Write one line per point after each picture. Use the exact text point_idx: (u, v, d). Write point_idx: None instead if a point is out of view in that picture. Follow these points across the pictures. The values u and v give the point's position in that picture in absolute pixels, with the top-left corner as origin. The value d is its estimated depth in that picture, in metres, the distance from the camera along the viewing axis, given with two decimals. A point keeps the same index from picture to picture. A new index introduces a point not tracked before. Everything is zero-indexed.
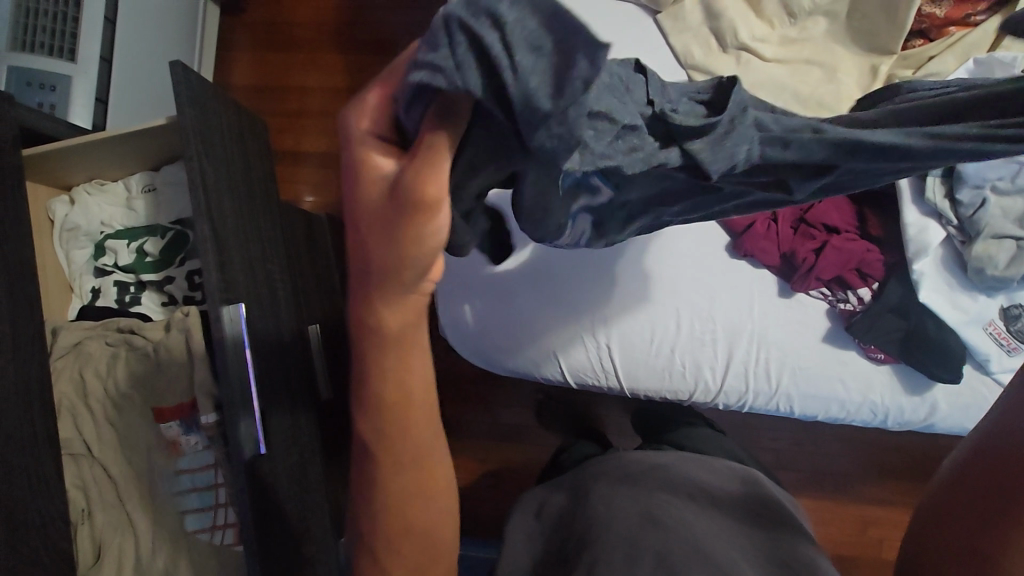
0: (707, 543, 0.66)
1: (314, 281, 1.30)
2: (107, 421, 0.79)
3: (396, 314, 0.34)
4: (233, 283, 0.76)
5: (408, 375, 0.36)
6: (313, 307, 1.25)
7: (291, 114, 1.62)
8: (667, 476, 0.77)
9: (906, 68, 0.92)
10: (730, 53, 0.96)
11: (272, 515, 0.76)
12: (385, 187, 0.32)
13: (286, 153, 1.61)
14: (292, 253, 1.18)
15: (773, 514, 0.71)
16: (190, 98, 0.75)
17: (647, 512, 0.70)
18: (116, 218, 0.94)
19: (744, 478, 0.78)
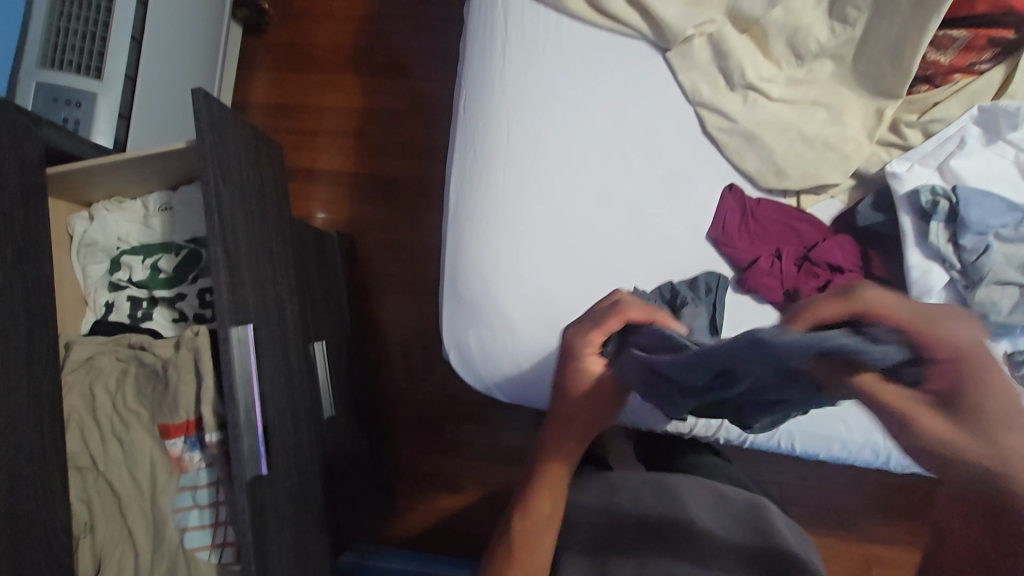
0: None
1: (322, 297, 1.32)
2: (114, 437, 0.80)
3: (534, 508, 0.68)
4: (242, 305, 0.77)
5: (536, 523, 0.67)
6: (320, 325, 1.27)
7: (307, 133, 1.66)
8: (673, 510, 0.77)
9: (911, 112, 0.93)
10: (737, 92, 0.99)
11: (271, 537, 0.77)
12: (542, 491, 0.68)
13: (301, 171, 1.64)
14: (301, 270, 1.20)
15: (782, 559, 0.71)
16: (210, 124, 0.77)
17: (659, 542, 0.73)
18: (132, 234, 0.97)
19: (751, 511, 0.78)
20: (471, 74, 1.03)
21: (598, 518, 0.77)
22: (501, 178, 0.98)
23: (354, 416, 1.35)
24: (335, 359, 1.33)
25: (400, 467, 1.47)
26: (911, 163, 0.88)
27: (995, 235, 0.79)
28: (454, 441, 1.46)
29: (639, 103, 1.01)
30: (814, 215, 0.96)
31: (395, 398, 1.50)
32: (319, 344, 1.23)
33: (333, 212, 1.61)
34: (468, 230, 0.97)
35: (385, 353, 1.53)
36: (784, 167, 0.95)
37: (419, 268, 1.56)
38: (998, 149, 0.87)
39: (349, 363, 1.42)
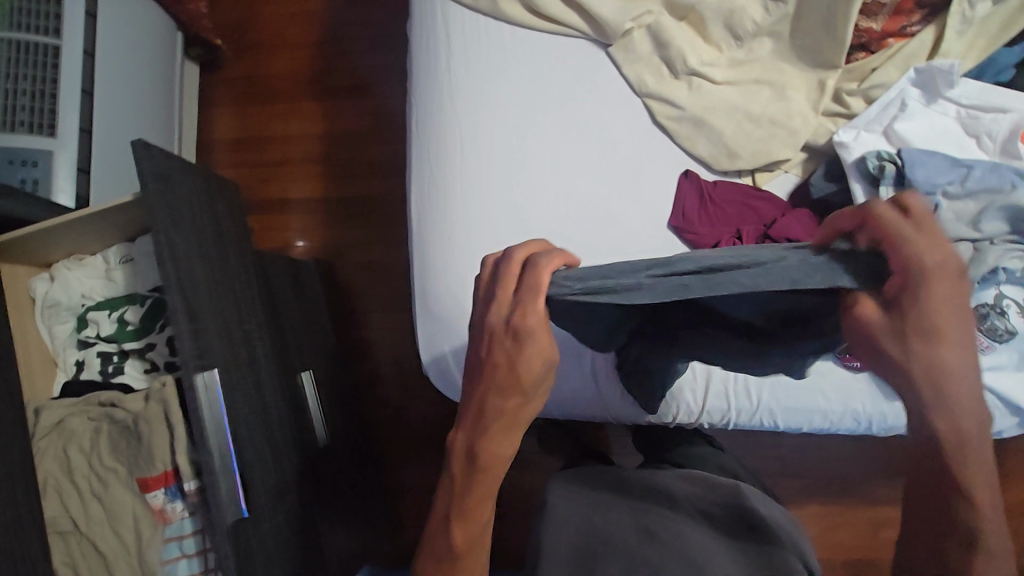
0: (703, 558, 0.70)
1: (303, 325, 1.32)
2: (94, 496, 0.80)
3: (462, 531, 0.54)
4: (207, 349, 0.77)
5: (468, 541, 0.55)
6: (303, 353, 1.27)
7: (275, 163, 1.66)
8: (659, 497, 0.80)
9: (851, 81, 0.94)
10: (681, 79, 0.99)
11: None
12: (472, 506, 0.54)
13: (270, 202, 1.64)
14: (276, 302, 1.20)
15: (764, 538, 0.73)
16: (155, 173, 0.77)
17: (647, 529, 0.75)
18: (96, 289, 0.96)
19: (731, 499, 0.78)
20: (419, 89, 1.04)
21: (584, 519, 0.78)
22: (458, 190, 0.98)
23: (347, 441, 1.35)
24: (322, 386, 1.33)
25: (402, 486, 1.47)
26: (857, 131, 0.88)
27: (942, 193, 0.80)
28: None
29: (589, 99, 1.02)
30: (771, 192, 0.96)
31: (389, 418, 1.50)
32: (305, 374, 1.22)
33: (306, 239, 1.61)
34: (432, 245, 0.97)
35: (374, 374, 1.52)
36: (735, 147, 0.95)
37: (397, 288, 1.56)
38: (940, 108, 0.88)
39: (338, 388, 1.42)
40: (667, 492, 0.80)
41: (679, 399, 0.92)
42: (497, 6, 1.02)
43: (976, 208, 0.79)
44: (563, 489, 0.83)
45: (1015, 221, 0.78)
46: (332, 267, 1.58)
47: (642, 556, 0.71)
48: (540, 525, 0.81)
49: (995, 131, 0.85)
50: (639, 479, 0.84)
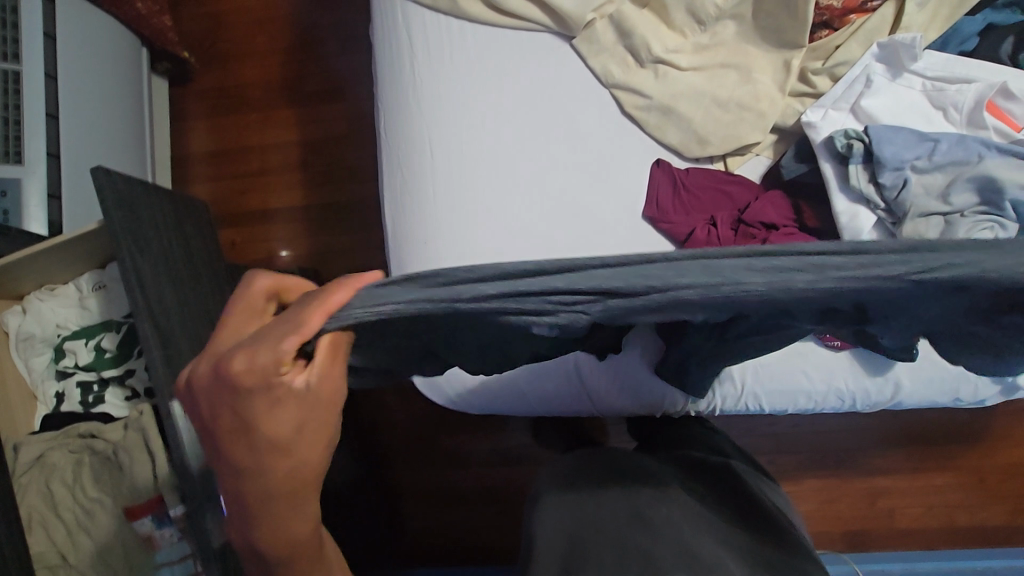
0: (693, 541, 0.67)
1: None
2: (80, 528, 0.79)
3: None
4: (182, 376, 0.77)
5: None
6: None
7: (253, 174, 1.64)
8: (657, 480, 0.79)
9: (816, 60, 0.94)
10: (647, 67, 0.99)
11: None
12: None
13: (250, 214, 1.62)
14: None
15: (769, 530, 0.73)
16: (116, 200, 0.76)
17: (636, 512, 0.73)
18: (70, 319, 0.95)
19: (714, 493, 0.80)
20: (387, 92, 1.03)
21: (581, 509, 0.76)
22: (429, 193, 0.97)
23: None
24: None
25: None
26: (824, 110, 0.87)
27: (911, 168, 0.79)
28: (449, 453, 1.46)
29: (558, 93, 1.01)
30: (743, 176, 0.96)
31: None
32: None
33: (288, 248, 1.59)
34: (408, 250, 0.97)
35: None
36: (705, 133, 0.94)
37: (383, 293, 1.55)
38: (905, 81, 0.88)
39: None
40: (654, 476, 0.79)
41: (664, 395, 0.93)
42: (457, 4, 1.01)
43: (944, 180, 0.78)
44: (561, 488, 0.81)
45: (984, 190, 0.76)
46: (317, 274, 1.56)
47: (632, 540, 0.68)
48: (538, 520, 0.79)
49: (961, 102, 0.84)
50: (630, 466, 0.82)
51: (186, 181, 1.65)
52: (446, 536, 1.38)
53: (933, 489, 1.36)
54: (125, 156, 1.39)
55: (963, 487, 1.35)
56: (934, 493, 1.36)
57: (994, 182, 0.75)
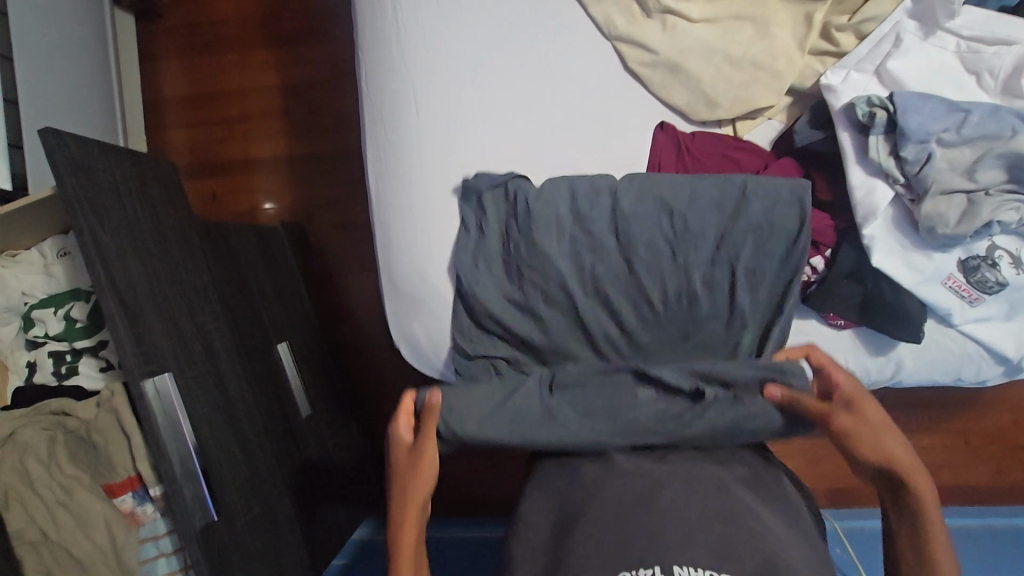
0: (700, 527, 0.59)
1: (273, 293, 1.27)
2: (59, 504, 0.77)
3: None
4: (155, 353, 0.73)
5: None
6: (279, 326, 1.23)
7: (233, 122, 1.54)
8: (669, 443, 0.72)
9: (842, 13, 0.84)
10: (655, 18, 0.89)
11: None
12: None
13: (233, 163, 1.53)
14: (242, 277, 1.14)
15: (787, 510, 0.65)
16: (70, 165, 0.69)
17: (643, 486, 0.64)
18: (36, 286, 0.90)
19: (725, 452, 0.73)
20: (369, 40, 0.93)
21: (603, 487, 0.66)
22: (416, 156, 0.90)
23: (336, 406, 1.34)
24: (301, 357, 1.28)
25: None
26: (846, 71, 0.80)
27: (936, 141, 0.72)
28: None
29: (554, 47, 0.92)
30: (753, 142, 0.89)
31: (379, 378, 1.48)
32: (283, 347, 1.21)
33: (274, 204, 1.52)
34: (393, 218, 0.91)
35: (361, 338, 1.49)
36: (714, 95, 0.87)
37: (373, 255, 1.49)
38: (938, 41, 0.79)
39: (319, 353, 1.38)
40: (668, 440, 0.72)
41: None
42: None
43: (972, 156, 0.72)
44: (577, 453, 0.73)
45: (1013, 168, 0.71)
46: (304, 230, 1.49)
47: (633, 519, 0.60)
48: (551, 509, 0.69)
49: (998, 67, 0.76)
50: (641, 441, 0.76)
51: (161, 129, 1.55)
52: (435, 493, 1.38)
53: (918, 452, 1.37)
54: (93, 100, 1.29)
55: (949, 451, 1.36)
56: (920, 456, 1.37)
57: None
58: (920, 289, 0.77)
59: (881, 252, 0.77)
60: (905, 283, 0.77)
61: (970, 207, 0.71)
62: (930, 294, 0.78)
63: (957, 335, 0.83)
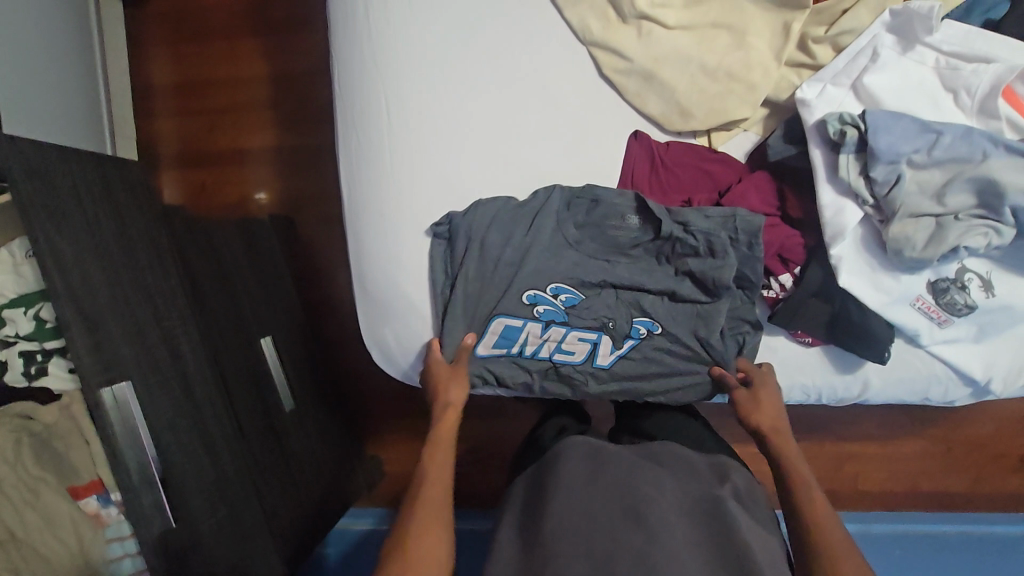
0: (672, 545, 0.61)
1: (258, 287, 1.26)
2: (27, 507, 0.76)
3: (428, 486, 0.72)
4: (114, 360, 0.73)
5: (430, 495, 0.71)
6: (262, 319, 1.23)
7: (226, 110, 1.52)
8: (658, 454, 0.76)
9: (820, 24, 0.82)
10: (630, 23, 0.87)
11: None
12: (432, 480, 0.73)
13: (224, 154, 1.52)
14: (224, 272, 1.14)
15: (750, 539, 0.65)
16: (26, 170, 0.69)
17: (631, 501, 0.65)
18: (6, 286, 0.90)
19: (716, 476, 0.74)
20: (344, 37, 0.92)
21: (594, 478, 0.69)
22: (387, 161, 0.89)
23: (320, 401, 1.35)
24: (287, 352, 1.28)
25: (378, 437, 1.49)
26: (822, 85, 0.78)
27: (906, 162, 0.71)
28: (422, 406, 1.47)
29: (531, 50, 0.91)
30: (727, 154, 0.88)
31: (366, 370, 1.49)
32: (266, 341, 1.21)
33: (266, 191, 1.51)
34: (364, 223, 0.91)
35: (346, 331, 1.49)
36: (689, 105, 0.85)
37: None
38: (917, 56, 0.77)
39: (305, 347, 1.38)
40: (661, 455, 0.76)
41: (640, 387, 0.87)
42: None
43: (942, 179, 0.70)
44: (567, 441, 0.75)
45: (982, 193, 0.70)
46: (291, 220, 1.49)
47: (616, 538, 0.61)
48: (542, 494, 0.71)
49: (975, 85, 0.74)
50: (634, 450, 0.77)
51: (150, 114, 1.53)
52: None
53: (903, 457, 1.37)
54: (80, 85, 1.24)
55: (928, 458, 1.36)
56: (898, 462, 1.37)
57: (995, 185, 0.68)
58: (888, 310, 0.77)
59: (848, 272, 0.76)
60: (872, 305, 0.76)
61: (938, 231, 0.70)
62: (899, 316, 0.78)
63: (925, 355, 0.83)
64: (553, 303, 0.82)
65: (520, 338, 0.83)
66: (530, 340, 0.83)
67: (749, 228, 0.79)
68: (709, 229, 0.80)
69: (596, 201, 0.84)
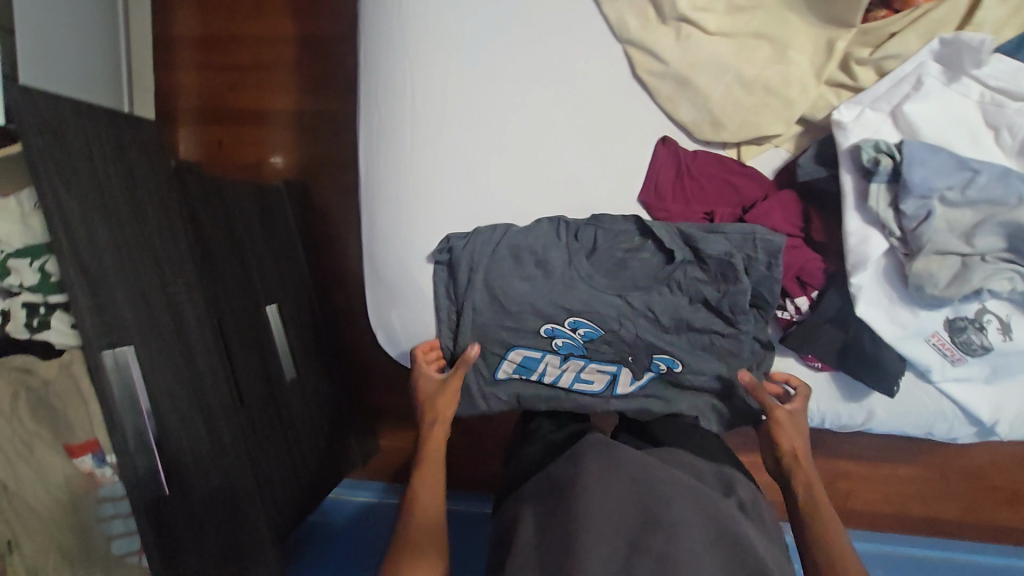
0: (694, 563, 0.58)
1: (269, 253, 1.25)
2: (22, 461, 0.77)
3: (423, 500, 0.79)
4: (118, 324, 0.73)
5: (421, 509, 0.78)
6: (269, 287, 1.22)
7: (251, 66, 1.49)
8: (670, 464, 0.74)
9: (865, 46, 0.79)
10: (669, 25, 0.84)
11: (177, 548, 0.77)
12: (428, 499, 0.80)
13: (243, 113, 1.50)
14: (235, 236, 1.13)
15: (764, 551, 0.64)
16: (38, 125, 0.68)
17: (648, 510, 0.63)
18: (13, 235, 0.89)
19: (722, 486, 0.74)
20: (375, 8, 0.89)
21: (614, 479, 0.66)
22: (407, 143, 0.88)
23: (324, 373, 1.34)
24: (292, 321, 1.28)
25: (375, 413, 1.50)
26: (860, 108, 0.76)
27: (939, 198, 0.69)
28: None
29: (566, 41, 0.88)
30: (755, 169, 0.86)
31: (370, 345, 1.49)
32: (271, 308, 1.20)
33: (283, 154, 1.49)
34: (378, 203, 0.90)
35: (353, 304, 1.49)
36: (721, 116, 0.83)
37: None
38: (961, 88, 0.75)
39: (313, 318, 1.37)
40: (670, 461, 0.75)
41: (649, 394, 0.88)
42: None
43: (973, 219, 0.69)
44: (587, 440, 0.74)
45: (1012, 238, 0.69)
46: (308, 184, 1.47)
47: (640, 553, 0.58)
48: (554, 485, 0.69)
49: (1018, 124, 0.72)
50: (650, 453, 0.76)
51: (172, 67, 1.49)
52: None
53: (899, 479, 1.37)
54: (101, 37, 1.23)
55: (922, 482, 1.37)
56: (892, 483, 1.38)
57: None
58: (901, 344, 0.76)
59: (866, 303, 0.75)
60: (887, 337, 0.76)
61: (963, 271, 0.69)
62: (912, 350, 0.77)
63: (934, 391, 0.82)
64: (572, 336, 0.84)
65: (539, 367, 0.87)
66: (550, 368, 0.87)
67: (769, 249, 0.78)
68: (729, 250, 0.80)
69: (599, 230, 0.84)
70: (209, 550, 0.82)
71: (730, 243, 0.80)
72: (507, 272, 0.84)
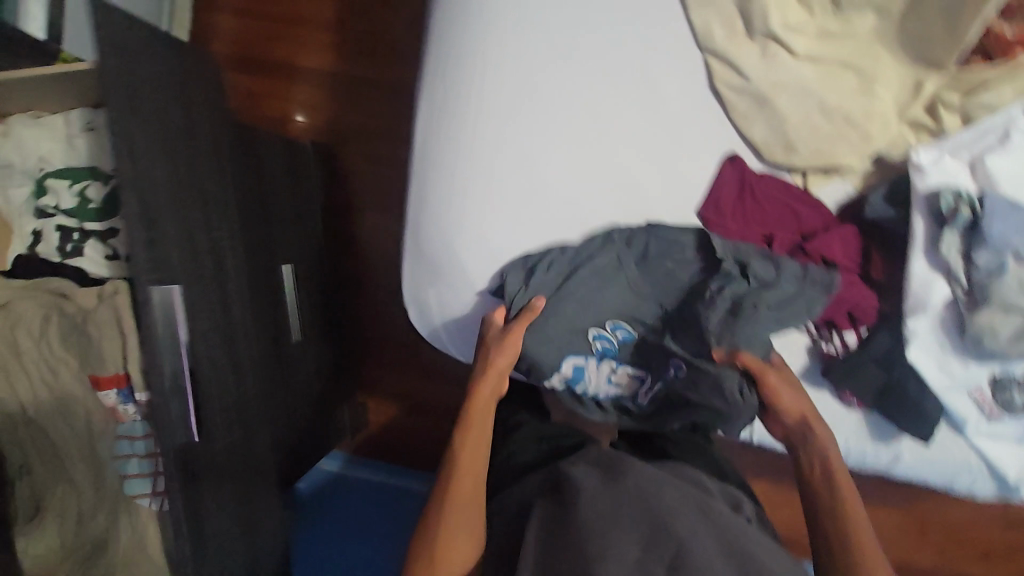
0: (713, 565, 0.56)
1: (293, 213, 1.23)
2: (43, 386, 0.76)
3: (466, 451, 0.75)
4: (166, 262, 0.71)
5: (465, 460, 0.74)
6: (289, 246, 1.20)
7: (289, 21, 1.45)
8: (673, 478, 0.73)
9: (953, 91, 0.78)
10: (756, 41, 0.83)
11: (199, 497, 0.75)
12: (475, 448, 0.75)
13: (280, 67, 1.46)
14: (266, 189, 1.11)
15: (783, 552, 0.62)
16: (112, 47, 0.66)
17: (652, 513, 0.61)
18: (56, 155, 0.87)
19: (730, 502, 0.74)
20: None
21: (615, 485, 0.64)
22: (475, 117, 0.85)
23: (328, 340, 1.33)
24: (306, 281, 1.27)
25: (379, 386, 1.49)
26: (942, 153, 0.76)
27: (1013, 255, 0.70)
28: (431, 366, 1.46)
29: (644, 43, 0.86)
30: (820, 199, 0.85)
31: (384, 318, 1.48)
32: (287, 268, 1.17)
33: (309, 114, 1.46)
34: (433, 175, 0.87)
35: (373, 275, 1.47)
36: (795, 140, 0.82)
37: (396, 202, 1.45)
38: None
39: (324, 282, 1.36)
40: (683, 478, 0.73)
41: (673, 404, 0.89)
42: None
43: None
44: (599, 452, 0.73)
45: None
46: (333, 151, 1.45)
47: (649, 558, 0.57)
48: (552, 495, 0.67)
49: None
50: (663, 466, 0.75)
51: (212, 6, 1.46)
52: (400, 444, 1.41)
53: (887, 523, 1.38)
54: None
55: (913, 530, 1.38)
56: (883, 527, 1.39)
57: None
58: (946, 394, 0.77)
59: (918, 349, 0.77)
60: (932, 385, 0.77)
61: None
62: (953, 401, 0.78)
63: (964, 444, 0.82)
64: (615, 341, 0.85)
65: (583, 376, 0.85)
66: (591, 376, 0.85)
67: (826, 287, 0.78)
68: (788, 278, 0.79)
69: (654, 238, 0.84)
70: (226, 504, 0.80)
71: (789, 272, 0.79)
72: (574, 287, 0.85)
